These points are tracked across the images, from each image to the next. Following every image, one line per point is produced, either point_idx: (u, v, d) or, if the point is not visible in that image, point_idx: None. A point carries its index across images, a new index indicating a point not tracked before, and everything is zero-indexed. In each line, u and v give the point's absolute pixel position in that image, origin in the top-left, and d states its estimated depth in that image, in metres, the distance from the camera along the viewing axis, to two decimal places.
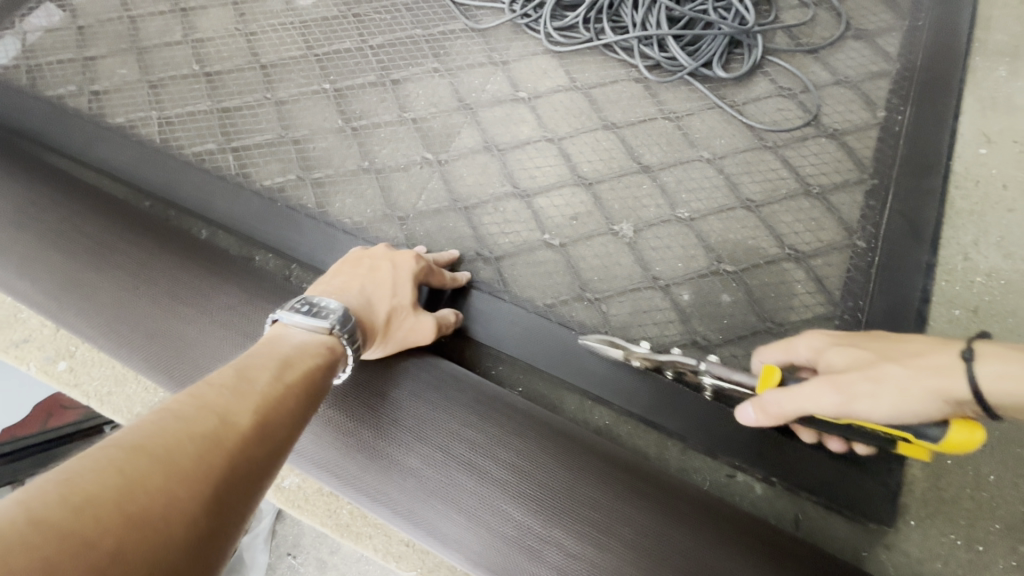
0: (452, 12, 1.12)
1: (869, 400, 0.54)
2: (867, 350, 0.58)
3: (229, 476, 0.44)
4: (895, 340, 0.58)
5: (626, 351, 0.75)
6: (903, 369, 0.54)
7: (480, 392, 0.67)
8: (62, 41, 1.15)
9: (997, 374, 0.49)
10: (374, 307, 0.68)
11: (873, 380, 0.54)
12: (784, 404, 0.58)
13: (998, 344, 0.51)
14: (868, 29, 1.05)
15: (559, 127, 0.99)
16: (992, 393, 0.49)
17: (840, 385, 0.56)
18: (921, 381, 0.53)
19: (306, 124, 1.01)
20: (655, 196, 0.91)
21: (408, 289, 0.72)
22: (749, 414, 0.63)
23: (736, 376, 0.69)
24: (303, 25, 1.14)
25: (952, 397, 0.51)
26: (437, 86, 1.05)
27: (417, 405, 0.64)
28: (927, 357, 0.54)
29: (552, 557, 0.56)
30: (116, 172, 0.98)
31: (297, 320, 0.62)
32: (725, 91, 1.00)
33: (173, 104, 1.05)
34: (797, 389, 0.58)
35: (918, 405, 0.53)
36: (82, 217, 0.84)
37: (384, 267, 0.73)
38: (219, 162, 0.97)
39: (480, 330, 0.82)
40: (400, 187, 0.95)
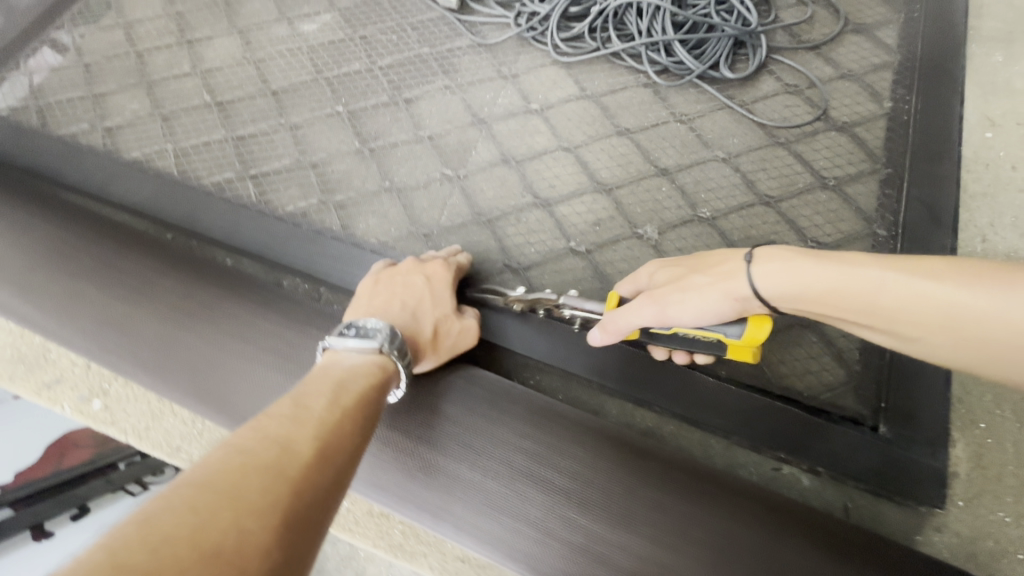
0: (458, 29, 1.14)
1: (678, 305, 0.64)
2: (684, 268, 0.68)
3: (300, 504, 0.43)
4: (706, 257, 0.68)
5: (505, 298, 0.81)
6: (704, 278, 0.64)
7: (531, 403, 0.68)
8: (70, 80, 1.16)
9: (767, 271, 0.60)
10: (423, 323, 0.70)
11: (682, 290, 0.64)
12: (619, 320, 0.67)
13: (769, 248, 0.61)
14: (866, 23, 1.08)
15: (573, 136, 1.01)
16: (765, 290, 0.60)
17: (658, 297, 0.65)
18: (717, 285, 0.63)
19: (322, 147, 1.02)
20: (675, 197, 0.93)
21: (443, 298, 0.74)
22: (597, 336, 0.71)
23: (586, 306, 0.75)
24: (311, 50, 1.15)
25: (738, 296, 0.62)
26: (449, 103, 1.06)
27: (473, 419, 0.65)
28: (724, 265, 0.64)
29: (619, 561, 0.57)
30: (133, 207, 0.98)
31: (348, 345, 0.63)
32: (734, 91, 1.02)
33: (187, 136, 1.05)
34: (626, 306, 0.67)
35: (716, 308, 0.63)
36: (108, 254, 0.84)
37: (419, 281, 0.74)
38: (239, 190, 0.97)
39: (517, 341, 0.82)
40: (422, 203, 0.96)
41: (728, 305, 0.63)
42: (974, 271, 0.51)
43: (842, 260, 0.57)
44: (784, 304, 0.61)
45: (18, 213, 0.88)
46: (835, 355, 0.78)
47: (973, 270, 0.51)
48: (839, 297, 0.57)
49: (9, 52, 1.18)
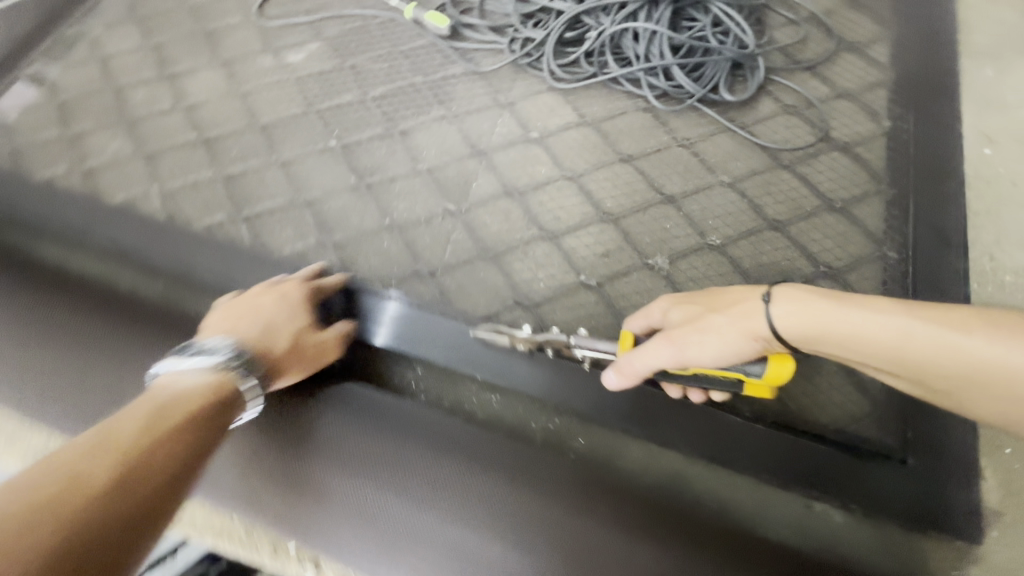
0: (450, 56, 1.12)
1: (697, 347, 0.61)
2: (698, 305, 0.65)
3: (85, 544, 0.42)
4: (720, 293, 0.65)
5: (511, 338, 0.80)
6: (723, 318, 0.61)
7: (408, 422, 0.75)
8: (44, 118, 1.10)
9: (785, 314, 0.58)
10: (276, 336, 0.72)
11: (699, 330, 0.62)
12: (636, 364, 0.65)
13: (787, 286, 0.59)
14: (859, 42, 1.08)
15: (575, 165, 0.99)
16: (783, 330, 0.58)
17: (675, 339, 0.62)
18: (737, 326, 0.60)
19: (316, 183, 0.99)
20: (682, 225, 0.91)
21: (301, 314, 0.76)
22: (613, 378, 0.69)
23: (599, 346, 0.73)
24: (299, 81, 1.12)
25: (759, 335, 0.60)
26: (446, 134, 1.04)
27: (352, 441, 0.72)
28: (740, 303, 0.61)
29: (507, 566, 0.64)
30: (106, 259, 0.93)
31: (182, 366, 0.64)
32: (734, 113, 1.01)
33: (174, 176, 1.01)
34: (642, 348, 0.64)
35: (736, 348, 0.61)
36: (84, 318, 0.83)
37: (272, 298, 0.77)
38: (232, 234, 0.94)
39: (533, 386, 0.79)
40: (424, 240, 0.93)
41: (750, 346, 0.60)
42: (1001, 324, 0.51)
43: (862, 304, 0.56)
44: (801, 345, 0.59)
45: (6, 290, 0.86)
46: (857, 384, 0.77)
47: (1004, 324, 0.50)
48: (860, 341, 0.56)
49: None
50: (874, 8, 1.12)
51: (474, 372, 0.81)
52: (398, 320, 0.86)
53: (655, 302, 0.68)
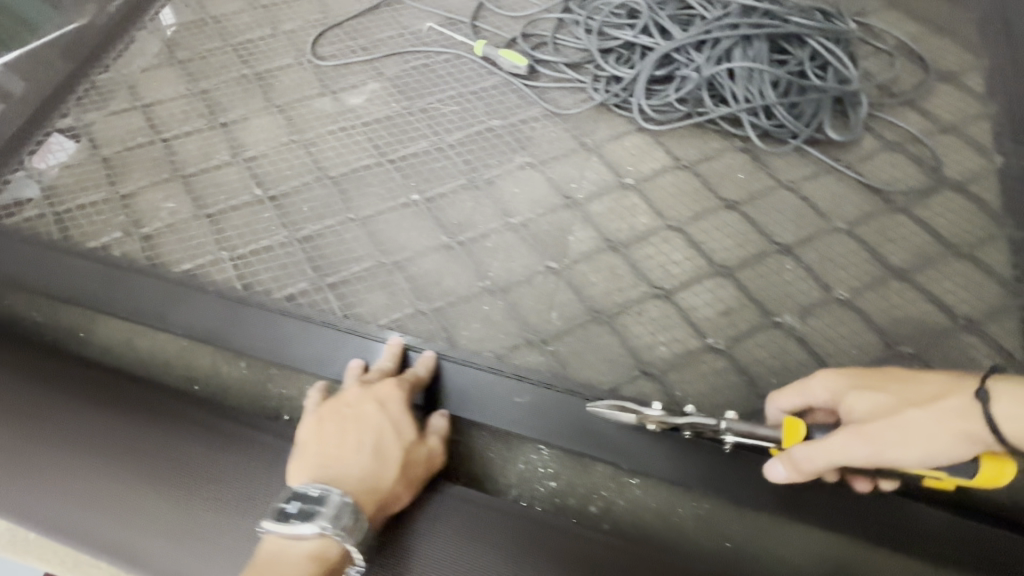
0: (527, 96, 1.05)
1: (899, 448, 0.56)
2: (885, 394, 0.59)
3: None
4: (910, 381, 0.59)
5: (638, 416, 0.72)
6: (924, 414, 0.56)
7: (508, 527, 0.67)
8: (87, 178, 1.01)
9: (1013, 416, 0.52)
10: (384, 464, 0.67)
11: (900, 429, 0.56)
12: (814, 459, 0.59)
13: (1009, 382, 0.54)
14: (954, 68, 1.04)
15: (678, 213, 0.93)
16: (1013, 434, 0.52)
17: (869, 436, 0.57)
18: (945, 426, 0.55)
19: (402, 244, 0.92)
20: (803, 276, 0.86)
21: (407, 427, 0.71)
22: (779, 470, 0.63)
23: (761, 431, 0.67)
24: (365, 127, 1.04)
25: (974, 437, 0.54)
26: (534, 183, 0.97)
27: (451, 557, 0.64)
28: (946, 400, 0.56)
29: None
30: (131, 349, 0.87)
31: (289, 530, 0.59)
32: (838, 152, 0.96)
33: (243, 240, 0.92)
34: (825, 443, 0.58)
35: (943, 449, 0.55)
36: (77, 423, 0.76)
37: (371, 411, 0.71)
38: (320, 305, 0.86)
39: (676, 467, 0.74)
40: (528, 303, 0.87)
41: (962, 448, 0.55)
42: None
43: None
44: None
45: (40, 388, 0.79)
46: None
47: None
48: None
49: (11, 150, 1.03)
50: (964, 33, 1.07)
51: (606, 457, 0.75)
52: (519, 400, 0.79)
53: (824, 382, 0.63)
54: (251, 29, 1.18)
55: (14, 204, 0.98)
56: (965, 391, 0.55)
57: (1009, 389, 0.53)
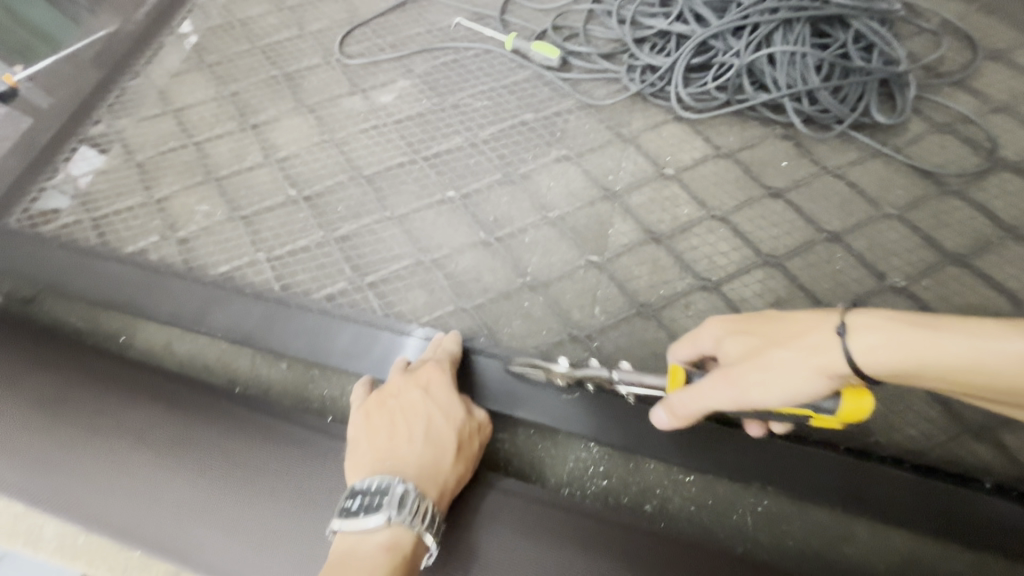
0: (560, 89, 1.04)
1: (759, 390, 0.54)
2: (756, 336, 0.58)
3: None
4: (783, 321, 0.57)
5: (547, 371, 0.75)
6: (786, 353, 0.54)
7: (566, 516, 0.65)
8: (122, 183, 1.01)
9: (869, 347, 0.50)
10: (440, 449, 0.65)
11: (760, 370, 0.54)
12: (690, 406, 0.59)
13: (867, 313, 0.51)
14: (1002, 47, 1.00)
15: (721, 203, 0.91)
16: (872, 365, 0.50)
17: (733, 378, 0.56)
18: (805, 363, 0.52)
19: (440, 241, 0.91)
20: (854, 263, 0.84)
21: (456, 409, 0.69)
22: (662, 415, 0.65)
23: (647, 379, 0.68)
24: (397, 125, 1.03)
25: (832, 373, 0.52)
26: (570, 176, 0.96)
27: (510, 548, 0.62)
28: (810, 336, 0.53)
29: None
30: (171, 353, 0.86)
31: (357, 525, 0.57)
32: (886, 137, 0.93)
33: (280, 240, 0.92)
34: (698, 387, 0.59)
35: (804, 387, 0.53)
36: (99, 418, 0.73)
37: (417, 397, 0.69)
38: (361, 304, 0.85)
39: (733, 461, 0.71)
40: (569, 298, 0.85)
41: (824, 384, 0.53)
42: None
43: (963, 331, 0.48)
44: (886, 378, 0.51)
45: (63, 383, 0.77)
46: None
47: None
48: (962, 372, 0.48)
49: (45, 157, 1.03)
50: (1012, 10, 1.03)
51: (658, 454, 0.73)
52: (568, 397, 0.77)
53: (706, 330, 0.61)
54: (278, 31, 1.18)
55: (51, 211, 0.98)
56: (828, 327, 0.52)
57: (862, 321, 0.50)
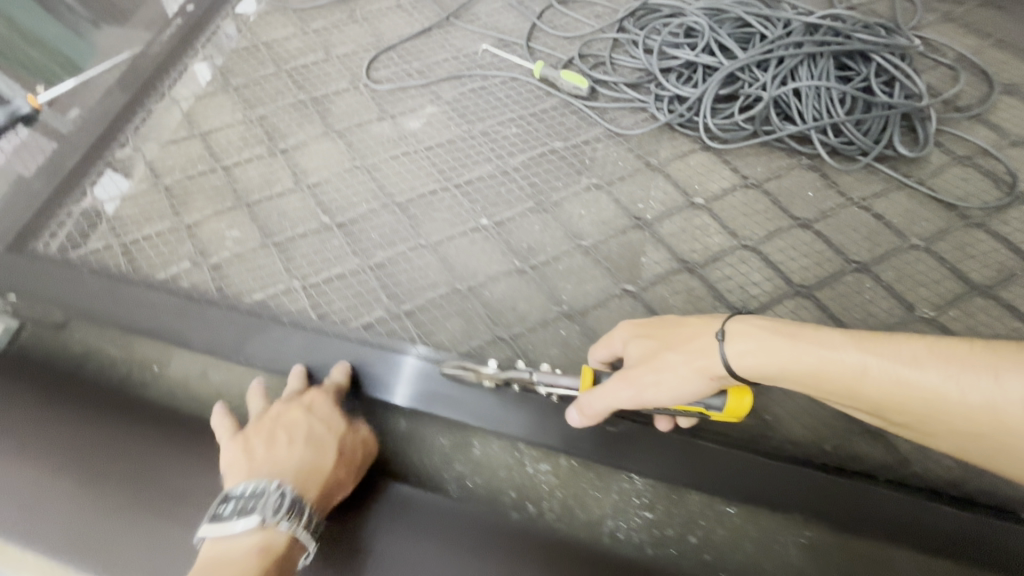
0: (589, 117, 1.05)
1: (654, 388, 0.63)
2: (655, 340, 0.66)
3: None
4: (677, 327, 0.66)
5: (475, 373, 0.79)
6: (677, 356, 0.62)
7: (451, 513, 0.72)
8: (151, 208, 1.01)
9: (740, 352, 0.59)
10: (320, 452, 0.70)
11: (655, 370, 0.63)
12: (596, 404, 0.66)
13: (741, 322, 0.61)
14: (1017, 81, 1.03)
15: (751, 233, 0.93)
16: (738, 368, 0.60)
17: (633, 379, 0.64)
18: (691, 364, 0.61)
19: (474, 269, 0.92)
20: (883, 293, 0.86)
21: (338, 418, 0.74)
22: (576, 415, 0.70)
23: (563, 381, 0.74)
24: (428, 152, 1.04)
25: (714, 374, 0.61)
26: (601, 204, 0.97)
27: (399, 542, 0.69)
28: (696, 340, 0.63)
29: None
30: (207, 383, 0.86)
31: (225, 529, 0.61)
32: (908, 169, 0.96)
33: (314, 267, 0.92)
34: (602, 388, 0.66)
35: (692, 385, 0.62)
36: (126, 458, 0.75)
37: (298, 411, 0.74)
38: (398, 333, 0.86)
39: (776, 491, 0.72)
40: (604, 327, 0.86)
41: (705, 382, 0.62)
42: (946, 355, 0.53)
43: (810, 340, 0.58)
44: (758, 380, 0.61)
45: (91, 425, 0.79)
46: None
47: (957, 358, 0.52)
48: (811, 376, 0.57)
49: (73, 180, 1.03)
50: None
51: (704, 482, 0.73)
52: (611, 429, 0.76)
53: (616, 333, 0.69)
54: (304, 54, 1.18)
55: (80, 236, 0.97)
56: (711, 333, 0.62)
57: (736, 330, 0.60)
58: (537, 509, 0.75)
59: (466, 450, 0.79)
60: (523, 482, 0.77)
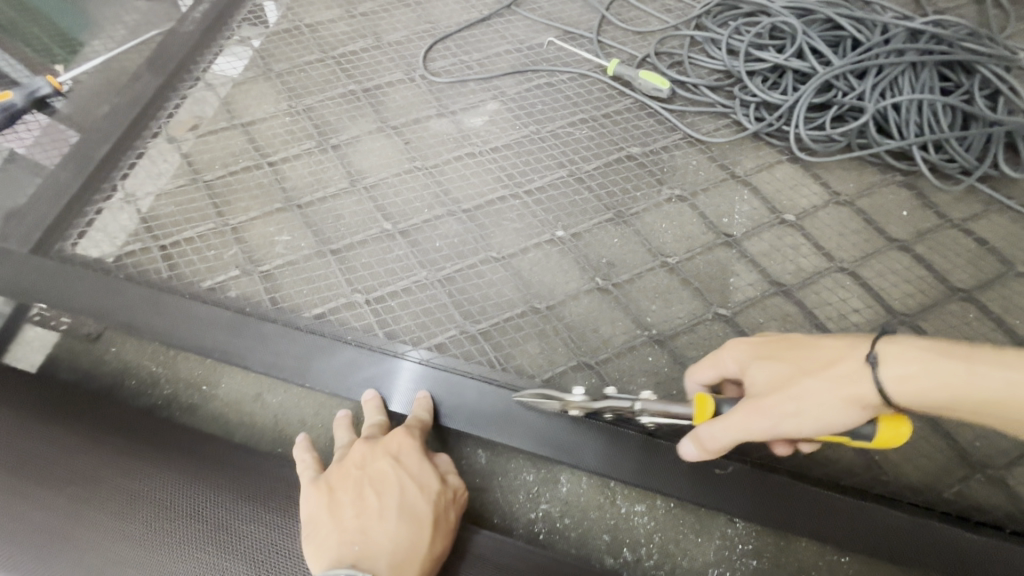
0: (666, 121, 0.98)
1: (796, 419, 0.55)
2: (785, 363, 0.58)
3: None
4: (808, 349, 0.59)
5: (562, 402, 0.69)
6: (819, 383, 0.55)
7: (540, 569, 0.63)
8: (190, 206, 0.92)
9: (902, 376, 0.53)
10: (415, 525, 0.63)
11: (796, 398, 0.55)
12: (719, 436, 0.57)
13: (894, 343, 0.55)
14: None
15: (844, 254, 0.87)
16: (900, 395, 0.54)
17: (769, 407, 0.56)
18: (838, 391, 0.55)
19: (551, 286, 0.85)
20: (988, 324, 0.81)
21: (431, 478, 0.68)
22: (689, 449, 0.61)
23: (674, 409, 0.64)
24: (494, 153, 0.96)
25: (865, 401, 0.55)
26: (684, 216, 0.90)
27: None
28: (839, 364, 0.56)
29: None
30: (263, 406, 0.81)
31: None
32: (1008, 189, 0.90)
33: (378, 280, 0.84)
34: (730, 417, 0.57)
35: (837, 415, 0.55)
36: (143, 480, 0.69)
37: (386, 467, 0.67)
38: (474, 355, 0.79)
39: (904, 548, 0.66)
40: (695, 354, 0.80)
41: (854, 412, 0.55)
42: None
43: (985, 361, 0.53)
44: (916, 408, 0.55)
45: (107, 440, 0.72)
46: None
47: None
48: (993, 404, 0.52)
49: (102, 172, 0.93)
50: None
51: (824, 537, 0.67)
52: (720, 472, 0.70)
53: (731, 354, 0.62)
54: (351, 40, 1.09)
55: (113, 236, 0.88)
56: (858, 355, 0.56)
57: (894, 350, 0.54)
58: (634, 556, 0.70)
59: (554, 487, 0.73)
60: (617, 524, 0.72)
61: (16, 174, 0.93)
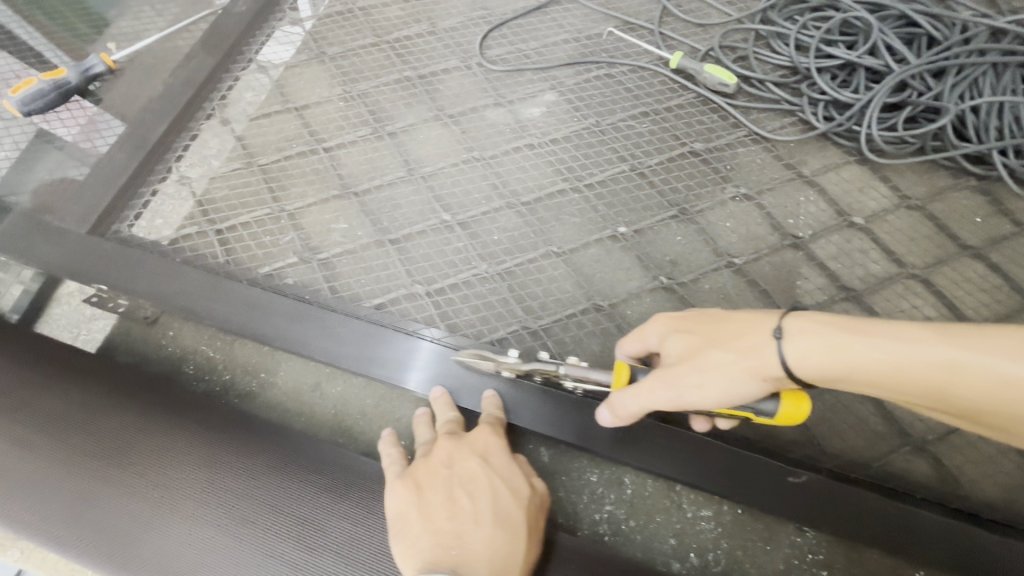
0: (731, 117, 0.96)
1: (698, 391, 0.55)
2: (698, 335, 0.57)
3: None
4: (723, 321, 0.57)
5: (495, 363, 0.71)
6: (723, 354, 0.55)
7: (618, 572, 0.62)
8: (245, 190, 0.90)
9: (801, 351, 0.52)
10: (509, 532, 0.61)
11: (698, 371, 0.55)
12: (629, 405, 0.59)
13: (801, 318, 0.53)
14: None
15: (915, 259, 0.85)
16: (799, 369, 0.52)
17: (673, 379, 0.56)
18: (739, 363, 0.54)
19: (613, 283, 0.83)
20: None
21: (519, 483, 0.66)
22: (605, 415, 0.63)
23: (593, 375, 0.65)
24: (553, 145, 0.94)
25: (768, 375, 0.53)
26: (750, 215, 0.88)
27: None
28: (745, 338, 0.55)
29: None
30: (321, 396, 0.80)
31: None
32: None
33: (437, 271, 0.83)
34: (637, 388, 0.58)
35: (740, 388, 0.54)
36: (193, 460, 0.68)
37: (475, 469, 0.66)
38: (535, 350, 0.78)
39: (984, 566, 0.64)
40: None
41: (758, 385, 0.54)
42: None
43: (885, 333, 0.50)
44: (818, 382, 0.53)
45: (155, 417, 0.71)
46: None
47: None
48: (894, 377, 0.50)
49: (157, 153, 0.91)
50: None
51: (903, 553, 0.65)
52: (793, 480, 0.68)
53: (651, 326, 0.61)
54: (405, 25, 1.07)
55: (169, 219, 0.87)
56: (763, 330, 0.54)
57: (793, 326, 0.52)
58: (701, 561, 0.69)
59: (618, 489, 0.72)
60: (683, 527, 0.71)
61: (70, 152, 0.92)
